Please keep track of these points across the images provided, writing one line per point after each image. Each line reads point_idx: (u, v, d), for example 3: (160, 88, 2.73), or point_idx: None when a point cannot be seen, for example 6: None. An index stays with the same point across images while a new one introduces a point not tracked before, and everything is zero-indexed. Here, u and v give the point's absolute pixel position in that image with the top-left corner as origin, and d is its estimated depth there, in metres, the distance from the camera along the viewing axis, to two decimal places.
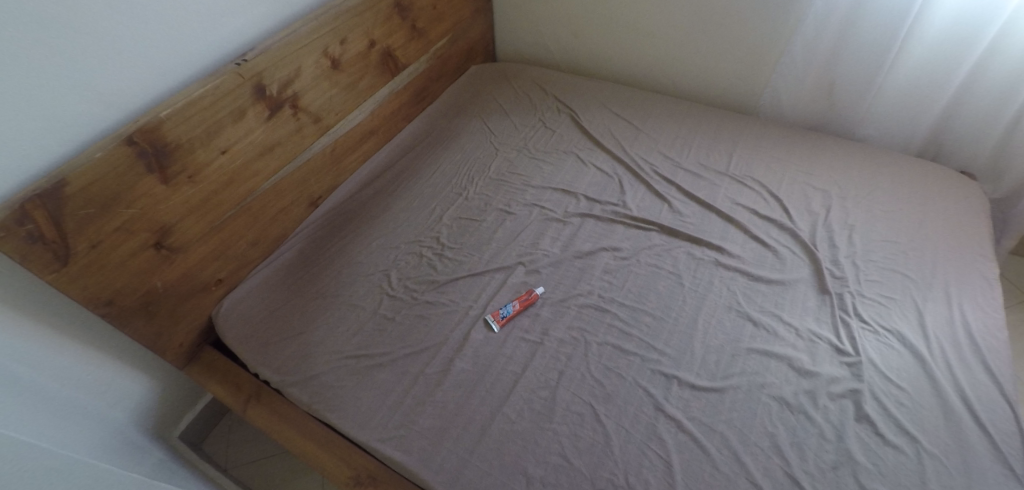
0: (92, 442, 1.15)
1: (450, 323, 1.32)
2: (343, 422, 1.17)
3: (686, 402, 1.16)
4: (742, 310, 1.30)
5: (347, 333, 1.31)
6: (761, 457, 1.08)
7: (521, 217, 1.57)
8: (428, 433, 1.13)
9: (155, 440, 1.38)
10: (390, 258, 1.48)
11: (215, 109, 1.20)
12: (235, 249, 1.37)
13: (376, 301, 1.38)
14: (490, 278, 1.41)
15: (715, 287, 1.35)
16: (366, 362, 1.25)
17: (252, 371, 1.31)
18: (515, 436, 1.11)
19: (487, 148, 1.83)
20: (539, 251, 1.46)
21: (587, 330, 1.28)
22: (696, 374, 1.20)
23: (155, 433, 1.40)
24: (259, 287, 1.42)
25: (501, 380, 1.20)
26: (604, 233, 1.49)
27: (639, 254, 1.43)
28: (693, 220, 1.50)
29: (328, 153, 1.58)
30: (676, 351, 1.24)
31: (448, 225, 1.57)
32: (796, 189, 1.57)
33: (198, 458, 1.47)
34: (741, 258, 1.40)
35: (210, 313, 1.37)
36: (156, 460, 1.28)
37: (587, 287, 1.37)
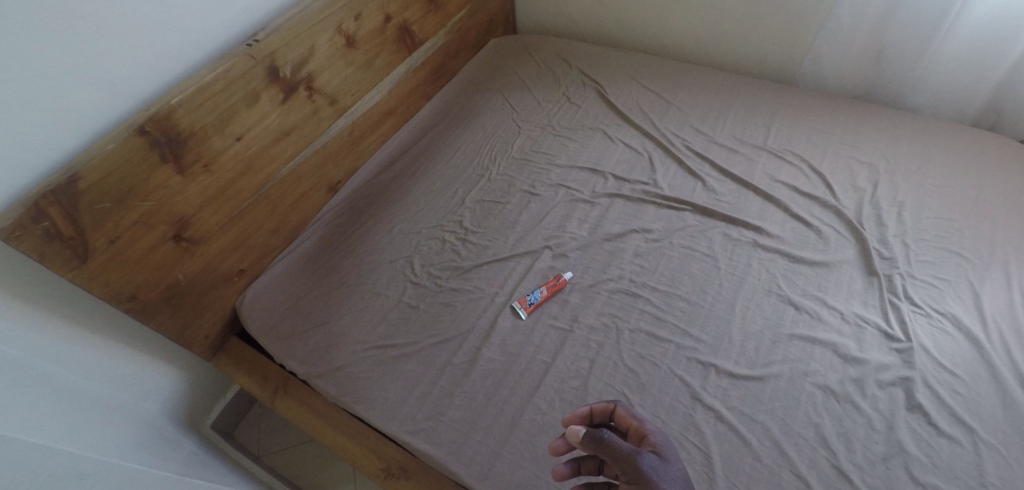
0: (123, 434, 1.15)
1: (476, 311, 1.28)
2: (370, 414, 1.15)
3: (725, 391, 1.10)
4: (783, 294, 1.23)
5: (372, 322, 1.29)
6: (806, 449, 1.03)
7: (546, 198, 1.50)
8: (457, 425, 1.10)
9: (187, 430, 1.39)
10: (413, 244, 1.45)
11: (228, 94, 1.16)
12: (256, 238, 1.35)
13: (400, 289, 1.35)
14: (516, 263, 1.36)
15: (754, 269, 1.28)
16: (392, 353, 1.22)
17: (279, 362, 1.31)
18: (546, 427, 1.08)
19: (510, 126, 1.76)
20: (566, 234, 1.40)
21: (619, 316, 1.23)
22: (735, 362, 1.13)
23: (185, 422, 1.41)
24: (282, 276, 1.40)
25: (531, 370, 1.16)
26: (634, 214, 1.42)
27: (672, 235, 1.36)
28: (729, 199, 1.43)
29: (346, 136, 1.54)
30: (713, 338, 1.17)
31: (471, 208, 1.52)
32: (840, 164, 1.49)
33: (231, 446, 1.48)
34: (781, 239, 1.33)
35: (234, 304, 1.36)
36: (187, 450, 1.29)
37: (618, 272, 1.31)
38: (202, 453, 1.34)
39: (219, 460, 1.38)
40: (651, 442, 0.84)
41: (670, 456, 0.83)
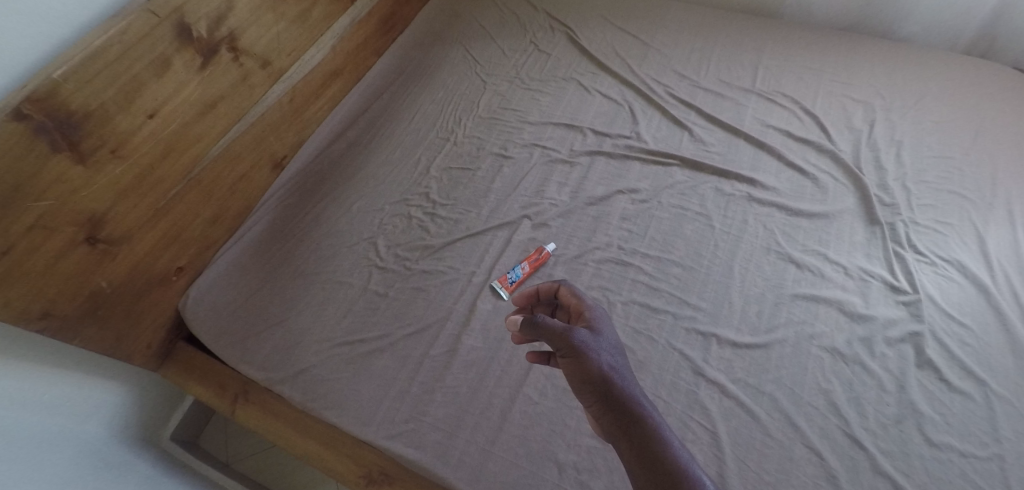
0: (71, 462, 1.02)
1: (452, 295, 1.15)
2: (343, 419, 1.03)
3: (728, 362, 1.01)
4: (782, 252, 1.13)
5: (336, 314, 1.16)
6: (817, 418, 0.95)
7: (520, 161, 1.36)
8: (441, 425, 0.99)
9: (139, 448, 1.26)
10: (375, 223, 1.30)
11: (128, 61, 0.97)
12: (190, 229, 1.19)
13: (365, 275, 1.21)
14: (493, 237, 1.23)
15: (751, 226, 1.18)
16: (362, 349, 1.10)
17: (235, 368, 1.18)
18: (540, 419, 0.98)
19: (473, 81, 1.58)
20: (545, 200, 1.27)
21: (610, 288, 1.11)
22: (737, 330, 1.04)
23: (133, 439, 1.26)
24: (231, 270, 1.25)
25: (518, 356, 1.06)
26: (618, 172, 1.30)
27: (661, 194, 1.25)
28: (718, 149, 1.31)
29: (287, 104, 1.35)
30: (712, 305, 1.07)
31: (437, 178, 1.37)
32: (833, 104, 1.38)
33: (194, 457, 1.36)
34: (776, 191, 1.23)
35: (177, 306, 1.22)
36: (139, 471, 1.16)
37: (605, 239, 1.19)
38: (155, 472, 1.20)
39: (180, 477, 1.25)
40: (588, 316, 0.82)
41: (607, 328, 0.80)
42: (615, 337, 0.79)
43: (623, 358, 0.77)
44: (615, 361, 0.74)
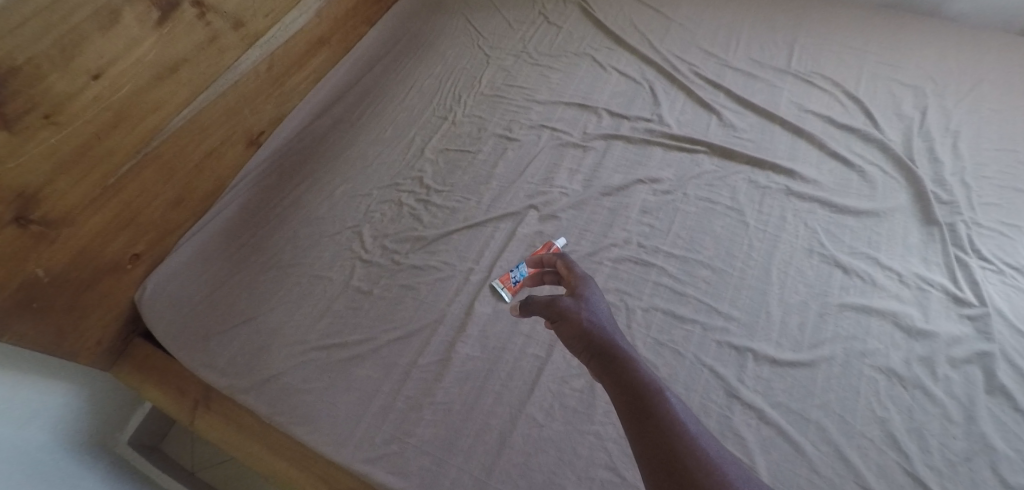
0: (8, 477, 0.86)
1: (446, 294, 1.01)
2: (314, 437, 0.88)
3: (766, 383, 0.86)
4: (827, 254, 0.98)
5: (311, 313, 1.01)
6: (871, 452, 0.80)
7: (527, 144, 1.20)
8: (428, 448, 0.85)
9: (86, 456, 1.10)
10: (360, 210, 1.15)
11: (65, 8, 0.81)
12: (149, 211, 1.04)
13: (347, 269, 1.06)
14: (494, 229, 1.08)
15: (790, 224, 1.03)
16: (341, 354, 0.95)
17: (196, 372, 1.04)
18: (545, 445, 0.83)
19: (475, 55, 1.42)
20: (554, 189, 1.11)
21: (628, 291, 0.96)
22: (776, 345, 0.89)
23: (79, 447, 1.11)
24: (196, 260, 1.11)
25: (521, 369, 0.91)
26: (637, 159, 1.14)
27: (686, 184, 1.10)
28: (751, 136, 1.16)
29: (265, 73, 1.19)
30: (747, 314, 0.93)
31: (431, 160, 1.21)
32: (879, 87, 1.23)
33: (150, 463, 1.21)
34: (818, 184, 1.08)
35: (134, 298, 1.08)
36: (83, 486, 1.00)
37: (622, 235, 1.04)
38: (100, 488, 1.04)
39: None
40: (573, 276, 0.74)
41: (595, 287, 0.72)
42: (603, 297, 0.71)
43: (613, 318, 0.68)
44: (601, 315, 0.67)
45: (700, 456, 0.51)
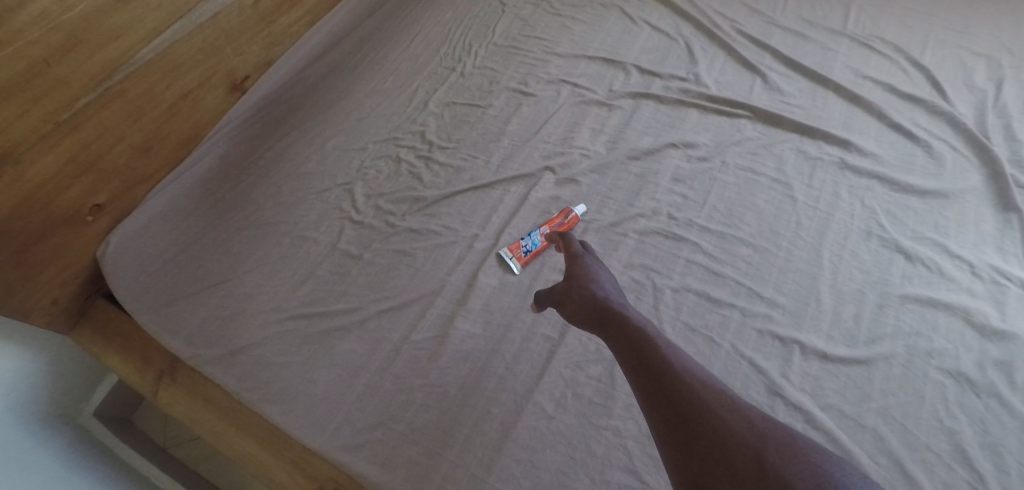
0: None
1: (447, 262, 0.88)
2: (286, 419, 0.76)
3: (816, 381, 0.73)
4: (888, 238, 0.85)
5: (292, 278, 0.88)
6: (940, 468, 0.67)
7: (544, 99, 1.06)
8: (416, 437, 0.72)
9: (49, 426, 0.94)
10: (354, 165, 1.02)
11: None
12: (111, 156, 0.89)
13: (335, 230, 0.93)
14: (504, 192, 0.95)
15: (845, 201, 0.89)
16: (322, 325, 0.83)
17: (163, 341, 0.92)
18: (553, 440, 0.71)
19: (489, 3, 1.28)
20: (574, 150, 0.98)
21: (656, 268, 0.84)
22: (828, 338, 0.77)
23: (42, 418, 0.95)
24: (167, 214, 0.97)
25: (529, 351, 0.79)
26: (669, 122, 1.01)
27: (725, 152, 0.96)
28: (800, 101, 1.02)
29: (250, 7, 1.02)
30: (794, 301, 0.80)
31: (436, 114, 1.08)
32: (947, 55, 1.08)
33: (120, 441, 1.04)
34: (877, 158, 0.94)
35: (95, 255, 0.94)
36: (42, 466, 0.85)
37: (650, 205, 0.90)
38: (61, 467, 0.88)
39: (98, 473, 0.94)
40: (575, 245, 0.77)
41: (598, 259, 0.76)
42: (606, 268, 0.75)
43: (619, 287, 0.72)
44: (601, 280, 0.70)
45: (698, 393, 0.54)
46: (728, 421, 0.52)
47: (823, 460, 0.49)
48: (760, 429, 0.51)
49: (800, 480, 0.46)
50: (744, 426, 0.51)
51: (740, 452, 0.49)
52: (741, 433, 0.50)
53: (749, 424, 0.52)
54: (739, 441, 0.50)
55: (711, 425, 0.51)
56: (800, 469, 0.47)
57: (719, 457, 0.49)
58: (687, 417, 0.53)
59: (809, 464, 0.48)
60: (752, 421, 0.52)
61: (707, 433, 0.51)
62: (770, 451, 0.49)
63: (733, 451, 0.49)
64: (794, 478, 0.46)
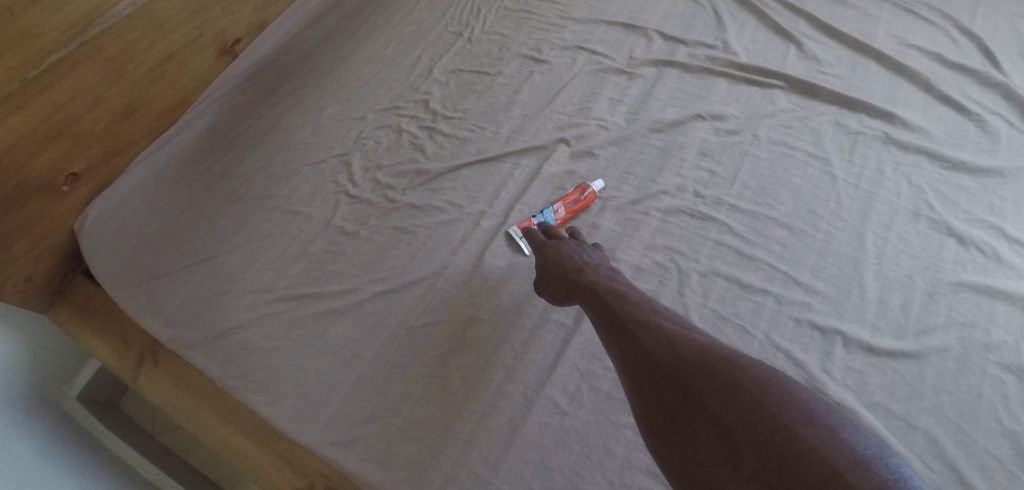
0: None
1: (451, 241, 0.80)
2: (273, 409, 0.69)
3: (861, 377, 0.66)
4: (938, 219, 0.77)
5: (282, 255, 0.81)
6: (1003, 476, 0.59)
7: (559, 67, 0.98)
8: (415, 432, 0.66)
9: (37, 409, 0.83)
10: (351, 136, 0.94)
11: None
12: (88, 120, 0.80)
13: (329, 205, 0.86)
14: (514, 166, 0.87)
15: (890, 179, 0.81)
16: (314, 307, 0.76)
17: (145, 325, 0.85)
18: (566, 438, 0.64)
19: None
20: (591, 121, 0.90)
21: (681, 250, 0.76)
22: (873, 329, 0.69)
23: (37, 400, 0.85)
24: (151, 184, 0.88)
25: (540, 339, 0.72)
26: (695, 91, 0.92)
27: (757, 125, 0.88)
28: (839, 71, 0.93)
29: None
30: (835, 289, 0.72)
31: (441, 81, 0.99)
32: (1000, 21, 0.99)
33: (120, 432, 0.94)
34: (925, 132, 0.85)
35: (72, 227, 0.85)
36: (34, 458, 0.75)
37: (675, 181, 0.82)
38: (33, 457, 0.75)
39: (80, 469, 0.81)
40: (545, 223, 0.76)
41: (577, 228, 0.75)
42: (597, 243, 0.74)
43: (604, 256, 0.71)
44: (563, 250, 0.70)
45: (643, 348, 0.53)
46: (662, 362, 0.51)
47: (751, 374, 0.46)
48: (687, 361, 0.49)
49: (723, 407, 0.45)
50: (679, 366, 0.50)
51: (672, 391, 0.49)
52: (671, 374, 0.49)
53: (679, 358, 0.50)
54: (670, 381, 0.49)
55: (647, 373, 0.51)
56: (723, 393, 0.45)
57: (660, 402, 0.50)
58: (641, 375, 0.52)
59: (732, 385, 0.45)
60: (681, 352, 0.50)
61: (647, 382, 0.51)
62: (697, 382, 0.48)
63: (667, 393, 0.49)
64: (717, 407, 0.45)
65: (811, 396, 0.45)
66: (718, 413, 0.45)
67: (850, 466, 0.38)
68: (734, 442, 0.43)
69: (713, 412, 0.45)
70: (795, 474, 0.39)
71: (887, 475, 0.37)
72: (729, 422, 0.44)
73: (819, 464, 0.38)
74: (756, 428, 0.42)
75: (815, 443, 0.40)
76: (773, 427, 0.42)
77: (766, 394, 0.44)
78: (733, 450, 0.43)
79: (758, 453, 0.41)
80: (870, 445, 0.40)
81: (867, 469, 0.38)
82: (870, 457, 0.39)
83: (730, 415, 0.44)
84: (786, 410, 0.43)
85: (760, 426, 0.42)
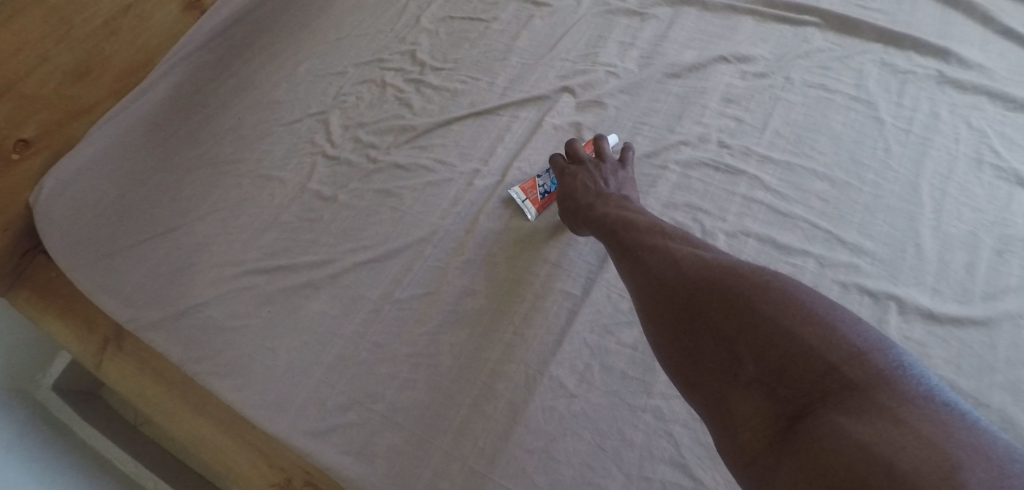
0: None
1: (441, 204, 0.71)
2: (239, 396, 0.60)
3: (921, 348, 0.55)
4: (1005, 167, 0.66)
5: (254, 225, 0.72)
6: None
7: (561, 10, 0.87)
8: (401, 419, 0.57)
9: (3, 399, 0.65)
10: (331, 92, 0.84)
11: None
12: (34, 79, 0.66)
13: (305, 168, 0.77)
14: (512, 119, 0.77)
15: (944, 123, 0.70)
16: (286, 281, 0.67)
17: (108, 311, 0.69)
18: (573, 423, 0.55)
19: None
20: (599, 67, 0.80)
21: (705, 208, 0.66)
22: (931, 292, 0.59)
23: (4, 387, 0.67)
24: (115, 150, 0.74)
25: (542, 311, 0.62)
26: (717, 32, 0.81)
27: (789, 66, 0.77)
28: (882, 4, 0.82)
29: None
30: (886, 249, 0.62)
31: (430, 30, 0.89)
32: None
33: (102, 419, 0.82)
34: (985, 70, 0.74)
35: (29, 202, 0.69)
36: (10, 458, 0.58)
37: (696, 130, 0.72)
38: (16, 464, 0.57)
39: (72, 475, 0.63)
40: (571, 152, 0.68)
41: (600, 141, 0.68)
42: (623, 149, 0.67)
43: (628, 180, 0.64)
44: (576, 172, 0.65)
45: (644, 261, 0.46)
46: (659, 274, 0.44)
47: (748, 274, 0.39)
48: (685, 271, 0.43)
49: (722, 313, 0.38)
50: (677, 277, 0.43)
51: (667, 302, 0.42)
52: (668, 283, 0.43)
53: (675, 268, 0.43)
54: (664, 292, 0.43)
55: (643, 286, 0.45)
56: (719, 297, 0.39)
57: (655, 316, 0.43)
58: (638, 284, 0.46)
59: (726, 289, 0.39)
60: (678, 263, 0.44)
61: (643, 296, 0.45)
62: (690, 289, 0.41)
63: (661, 305, 0.43)
64: (713, 314, 0.39)
65: (814, 289, 0.38)
66: (717, 320, 0.39)
67: (848, 361, 0.32)
68: (732, 348, 0.37)
69: (709, 319, 0.39)
70: (793, 376, 0.34)
71: (888, 368, 0.32)
72: (728, 330, 0.38)
73: (817, 361, 0.33)
74: (756, 334, 0.36)
75: (812, 339, 0.34)
76: (769, 328, 0.35)
77: (763, 292, 0.37)
78: (733, 359, 0.37)
79: (757, 359, 0.35)
80: (873, 335, 0.34)
81: (868, 362, 0.32)
82: (872, 348, 0.33)
83: (729, 321, 0.38)
84: (784, 307, 0.36)
85: (755, 328, 0.36)
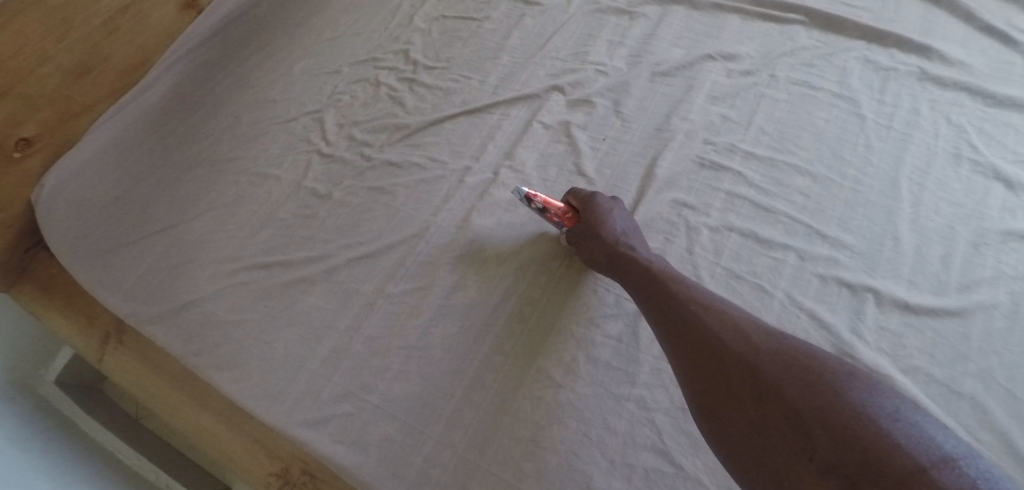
0: None
1: (434, 201, 0.73)
2: (237, 388, 0.62)
3: (895, 338, 0.57)
4: (983, 161, 0.68)
5: (250, 222, 0.74)
6: None
7: (551, 9, 0.89)
8: (394, 410, 0.59)
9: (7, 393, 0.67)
10: (327, 90, 0.86)
11: None
12: (35, 77, 0.68)
13: (301, 166, 0.78)
14: (503, 118, 0.79)
15: (924, 120, 0.72)
16: (282, 277, 0.69)
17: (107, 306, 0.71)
18: (559, 412, 0.57)
19: None
20: (588, 65, 0.81)
21: (690, 204, 0.68)
22: (908, 284, 0.60)
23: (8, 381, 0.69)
24: (115, 150, 0.76)
25: (531, 304, 0.64)
26: (705, 30, 0.83)
27: (774, 64, 0.78)
28: (867, 3, 0.83)
29: None
30: (864, 242, 0.63)
31: (423, 29, 0.90)
32: None
33: None
34: (966, 67, 0.75)
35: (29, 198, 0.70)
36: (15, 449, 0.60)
37: (682, 128, 0.74)
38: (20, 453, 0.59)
39: (75, 466, 0.65)
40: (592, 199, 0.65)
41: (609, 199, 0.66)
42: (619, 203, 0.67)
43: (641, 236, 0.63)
44: (601, 205, 0.63)
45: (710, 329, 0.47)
46: (731, 347, 0.45)
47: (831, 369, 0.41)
48: (763, 351, 0.44)
49: (802, 398, 0.40)
50: (754, 356, 0.44)
51: (740, 380, 0.44)
52: (743, 360, 0.44)
53: (750, 346, 0.45)
54: (736, 367, 0.44)
55: (711, 356, 0.46)
56: (801, 384, 0.41)
57: (721, 388, 0.45)
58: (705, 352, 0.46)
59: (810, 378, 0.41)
60: (754, 341, 0.45)
61: (705, 366, 0.46)
62: (766, 369, 0.43)
63: (734, 380, 0.44)
64: (791, 396, 0.41)
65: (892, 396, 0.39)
66: (796, 404, 0.40)
67: (934, 462, 0.33)
68: (808, 430, 0.38)
69: (787, 402, 0.41)
70: (874, 467, 0.34)
71: (975, 476, 0.32)
72: (806, 414, 0.39)
73: (905, 460, 0.33)
74: (836, 423, 0.37)
75: (897, 436, 0.35)
76: (853, 420, 0.37)
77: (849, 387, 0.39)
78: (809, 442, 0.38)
79: (837, 444, 0.36)
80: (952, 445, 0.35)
81: (956, 469, 0.33)
82: (955, 456, 0.34)
83: (808, 407, 0.39)
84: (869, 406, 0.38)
85: (837, 417, 0.38)
